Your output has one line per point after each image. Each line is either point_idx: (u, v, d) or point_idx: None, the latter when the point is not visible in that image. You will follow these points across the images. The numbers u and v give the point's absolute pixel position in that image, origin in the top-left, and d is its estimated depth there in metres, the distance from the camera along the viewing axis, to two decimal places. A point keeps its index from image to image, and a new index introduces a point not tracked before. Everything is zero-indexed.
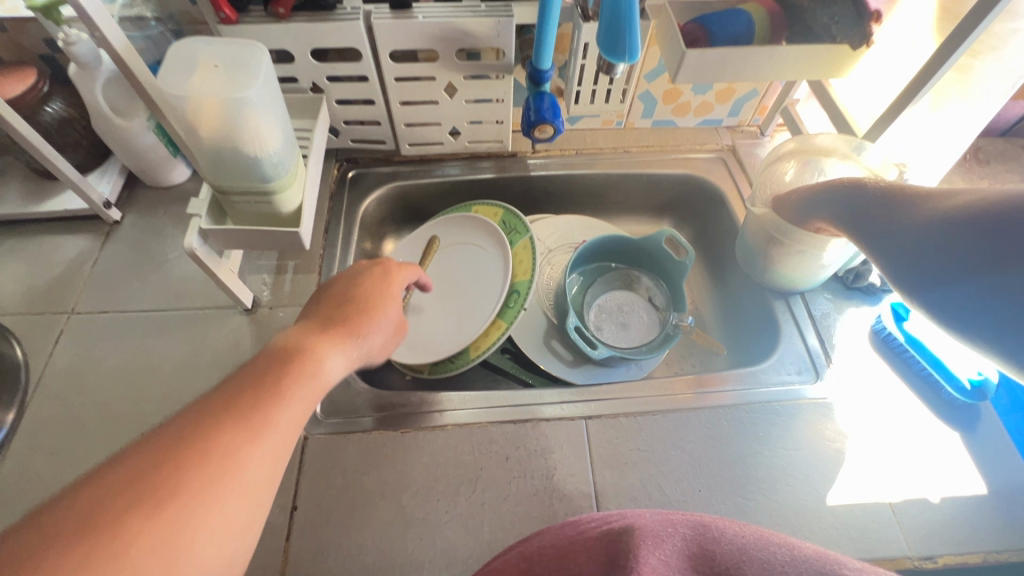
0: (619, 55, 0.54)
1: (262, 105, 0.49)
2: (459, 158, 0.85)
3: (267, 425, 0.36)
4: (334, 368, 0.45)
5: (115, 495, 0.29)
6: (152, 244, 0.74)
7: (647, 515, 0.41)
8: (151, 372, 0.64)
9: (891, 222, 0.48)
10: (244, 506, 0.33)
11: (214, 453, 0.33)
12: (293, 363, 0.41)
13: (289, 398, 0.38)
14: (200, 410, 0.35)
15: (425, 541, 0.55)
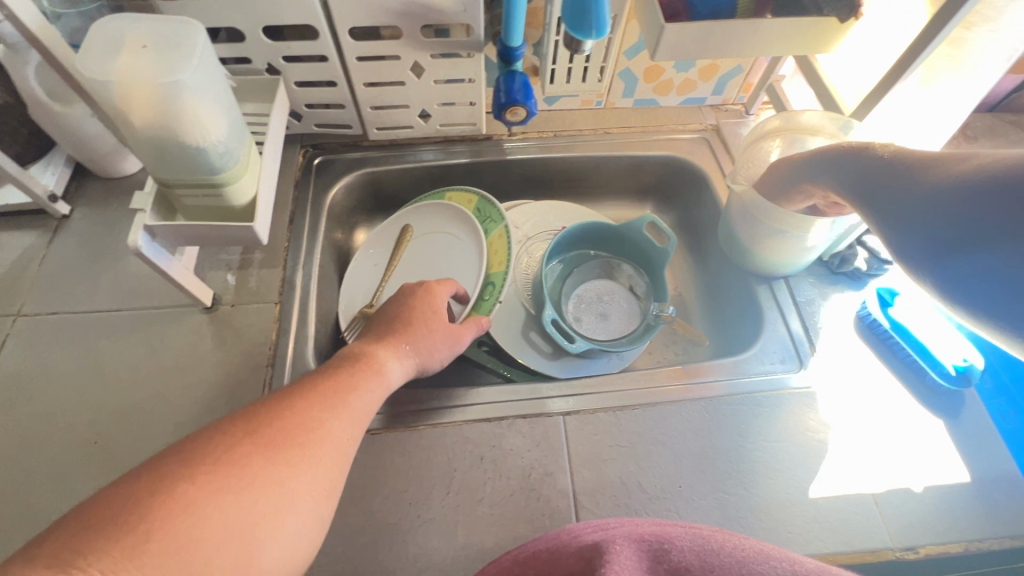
0: (585, 31, 0.51)
1: (200, 88, 0.45)
2: (432, 142, 0.81)
3: (346, 411, 0.45)
4: (396, 374, 0.52)
5: (240, 441, 0.37)
6: (104, 240, 0.69)
7: (645, 525, 0.41)
8: (106, 377, 0.61)
9: (899, 191, 0.45)
10: (325, 478, 0.40)
11: (310, 424, 0.41)
12: (358, 368, 0.49)
13: (359, 393, 0.47)
14: (297, 394, 0.43)
15: (397, 547, 0.53)
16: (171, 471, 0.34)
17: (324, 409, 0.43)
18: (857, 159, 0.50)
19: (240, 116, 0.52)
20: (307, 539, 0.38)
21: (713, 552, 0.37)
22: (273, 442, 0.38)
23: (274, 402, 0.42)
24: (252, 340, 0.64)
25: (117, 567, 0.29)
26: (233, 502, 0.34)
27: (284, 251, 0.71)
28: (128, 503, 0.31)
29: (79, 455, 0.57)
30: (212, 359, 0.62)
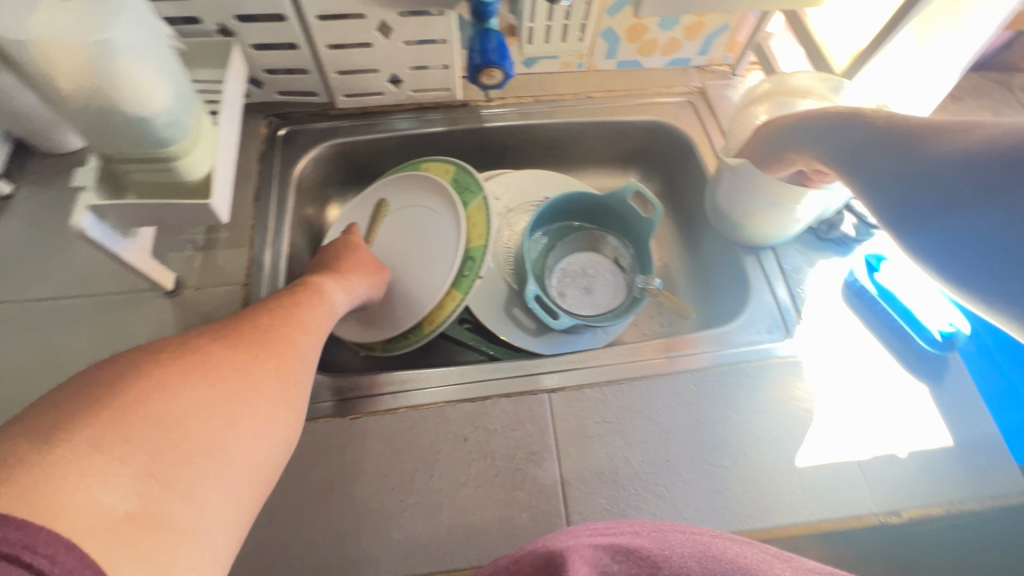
0: None
1: (136, 49, 0.41)
2: (405, 110, 0.77)
3: (298, 326, 0.49)
4: (342, 298, 0.58)
5: (201, 344, 0.40)
6: (52, 222, 0.64)
7: (647, 538, 0.39)
8: (63, 369, 0.57)
9: (879, 155, 0.43)
10: (290, 377, 0.44)
11: (263, 329, 0.46)
12: (303, 293, 0.54)
13: (311, 314, 0.52)
14: (250, 316, 0.47)
15: (380, 533, 0.51)
16: (134, 361, 0.36)
17: (278, 325, 0.47)
18: (822, 120, 0.49)
19: (189, 85, 0.48)
20: (281, 427, 0.41)
21: (714, 558, 0.35)
22: (233, 346, 0.42)
23: (227, 322, 0.45)
24: (219, 325, 0.60)
25: (100, 440, 0.30)
26: (202, 388, 0.37)
27: (251, 229, 0.66)
28: (97, 393, 0.33)
29: None
30: None
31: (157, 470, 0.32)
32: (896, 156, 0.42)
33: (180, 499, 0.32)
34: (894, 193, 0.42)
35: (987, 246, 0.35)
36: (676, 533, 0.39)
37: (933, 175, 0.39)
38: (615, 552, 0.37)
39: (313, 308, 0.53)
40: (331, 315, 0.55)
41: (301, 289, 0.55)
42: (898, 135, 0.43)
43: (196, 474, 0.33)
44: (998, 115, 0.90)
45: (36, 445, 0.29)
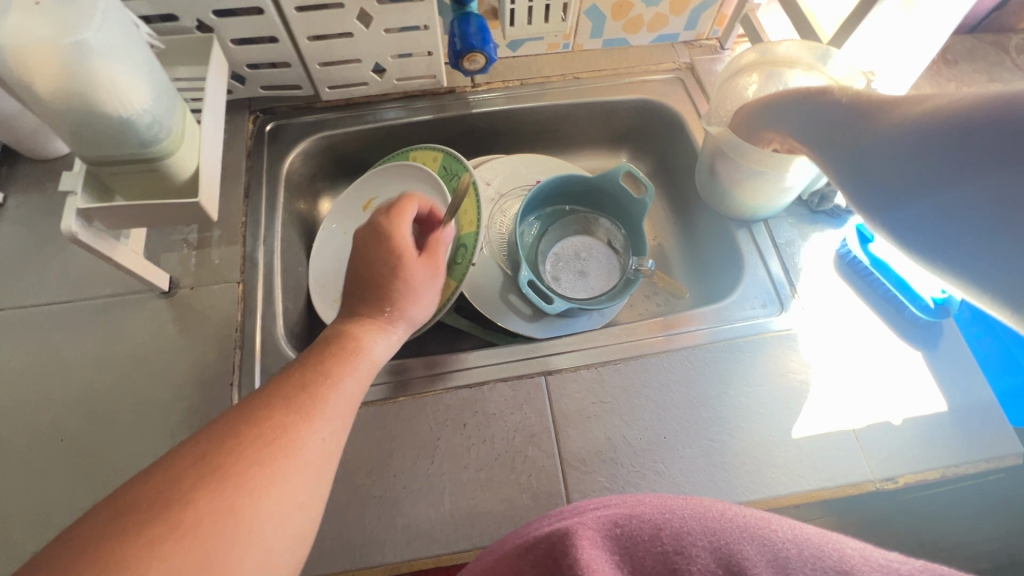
0: None
1: (111, 50, 0.40)
2: (391, 99, 0.76)
3: (320, 412, 0.43)
4: (380, 348, 0.51)
5: (192, 468, 0.35)
6: (44, 227, 0.64)
7: (649, 499, 0.40)
8: (65, 374, 0.58)
9: (846, 141, 0.44)
10: (301, 493, 0.39)
11: (272, 429, 0.40)
12: (338, 353, 0.48)
13: (339, 389, 0.45)
14: (263, 406, 0.41)
15: (384, 519, 0.52)
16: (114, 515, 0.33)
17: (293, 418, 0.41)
18: (814, 110, 0.48)
19: (168, 81, 0.47)
20: (293, 550, 0.37)
21: (714, 518, 0.38)
22: (227, 467, 0.36)
23: (233, 418, 0.40)
24: (216, 322, 0.61)
25: None
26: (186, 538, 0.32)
27: (243, 225, 0.67)
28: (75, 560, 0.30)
29: (46, 455, 0.55)
30: (175, 346, 0.59)
31: None
32: (861, 142, 0.42)
33: None
34: (859, 170, 0.42)
35: (938, 226, 0.37)
36: (676, 495, 0.41)
37: (892, 157, 0.39)
38: (621, 515, 0.39)
39: (343, 374, 0.46)
40: (366, 374, 0.49)
41: (332, 346, 0.49)
42: (863, 118, 0.43)
43: None
44: (992, 78, 0.89)
45: None
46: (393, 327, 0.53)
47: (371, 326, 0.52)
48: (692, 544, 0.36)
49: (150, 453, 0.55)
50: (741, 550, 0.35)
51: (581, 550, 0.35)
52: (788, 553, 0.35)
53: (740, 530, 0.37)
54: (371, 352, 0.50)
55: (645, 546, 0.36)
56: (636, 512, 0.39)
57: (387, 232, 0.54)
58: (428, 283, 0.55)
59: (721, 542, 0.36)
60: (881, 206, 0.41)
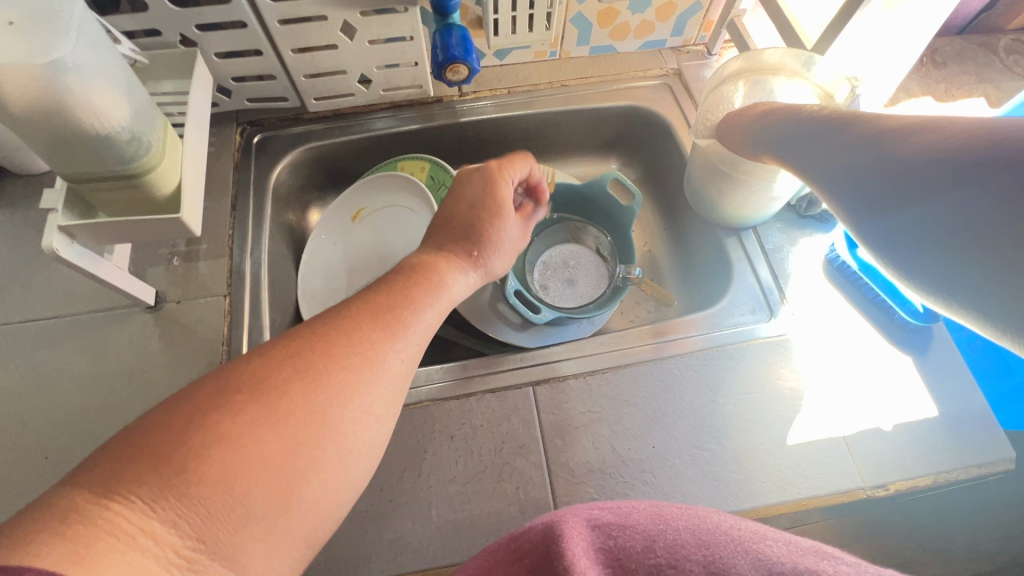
0: None
1: (87, 69, 0.40)
2: (379, 109, 0.76)
3: (403, 332, 0.42)
4: (460, 289, 0.50)
5: (277, 363, 0.36)
6: (30, 243, 0.64)
7: (643, 507, 0.42)
8: (50, 389, 0.58)
9: (826, 156, 0.42)
10: (375, 406, 0.38)
11: (356, 342, 0.39)
12: (423, 280, 0.47)
13: (419, 313, 0.44)
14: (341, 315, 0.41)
15: (371, 533, 0.52)
16: (206, 396, 0.33)
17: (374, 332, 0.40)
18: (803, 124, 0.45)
19: (148, 97, 0.47)
20: (358, 467, 0.37)
21: (707, 531, 0.38)
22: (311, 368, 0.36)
23: (325, 320, 0.40)
24: (202, 335, 0.61)
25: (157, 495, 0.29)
26: (269, 434, 0.33)
27: (230, 238, 0.66)
28: (168, 429, 0.31)
29: (31, 472, 0.54)
30: (162, 360, 0.59)
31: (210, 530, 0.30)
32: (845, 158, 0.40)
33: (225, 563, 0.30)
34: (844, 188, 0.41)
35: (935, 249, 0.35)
36: (669, 505, 0.42)
37: (877, 175, 0.38)
38: (615, 525, 0.39)
39: (433, 302, 0.46)
40: (445, 307, 0.47)
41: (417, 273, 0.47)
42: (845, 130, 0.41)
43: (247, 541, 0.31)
44: (981, 79, 0.89)
45: (92, 500, 0.27)
46: (483, 273, 0.53)
47: (464, 257, 0.51)
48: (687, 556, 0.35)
49: None
50: (735, 564, 0.34)
51: (571, 556, 0.34)
52: (783, 567, 0.33)
53: (733, 542, 0.36)
54: (456, 292, 0.49)
55: (638, 557, 0.35)
56: (629, 521, 0.39)
57: (489, 177, 0.54)
58: (514, 235, 0.55)
59: (715, 556, 0.35)
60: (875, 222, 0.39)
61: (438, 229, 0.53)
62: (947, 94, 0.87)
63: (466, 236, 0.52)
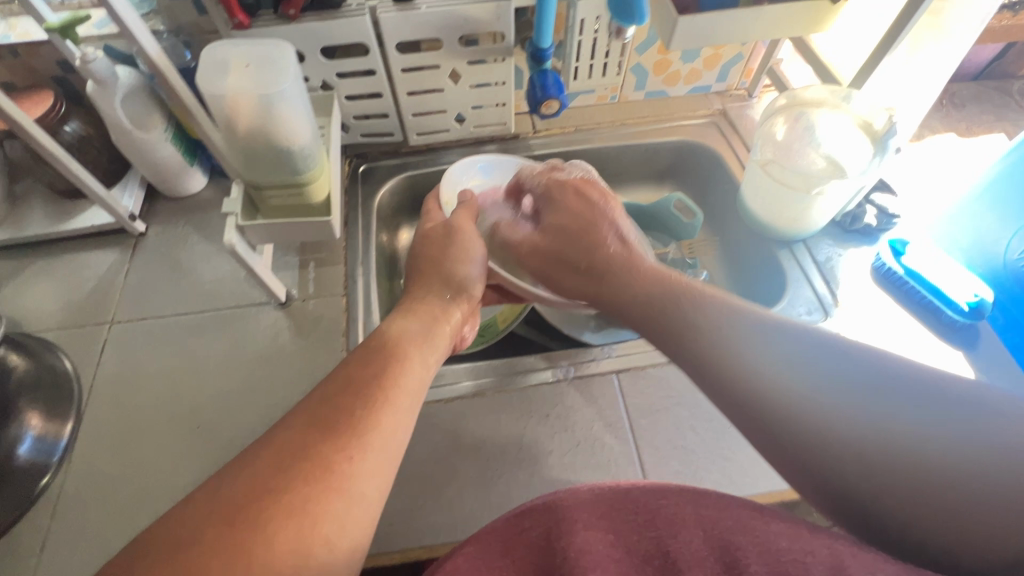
0: (630, 19, 0.62)
1: (293, 99, 0.52)
2: (463, 144, 0.88)
3: (393, 392, 0.46)
4: (418, 350, 0.52)
5: (296, 426, 0.41)
6: (180, 252, 0.76)
7: (643, 484, 0.45)
8: (199, 370, 0.67)
9: (783, 331, 0.44)
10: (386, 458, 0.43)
11: (357, 411, 0.43)
12: (384, 353, 0.50)
13: (398, 395, 0.46)
14: (296, 424, 0.41)
15: (480, 497, 0.58)
16: (228, 474, 0.38)
17: (341, 445, 0.40)
18: (739, 331, 0.46)
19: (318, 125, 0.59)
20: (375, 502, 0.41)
21: (707, 506, 0.42)
22: (254, 554, 0.34)
23: (325, 394, 0.44)
24: (325, 328, 0.70)
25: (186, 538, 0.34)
26: (265, 464, 0.39)
27: (344, 249, 0.77)
28: (207, 502, 0.36)
29: (185, 439, 0.63)
30: (291, 348, 0.68)
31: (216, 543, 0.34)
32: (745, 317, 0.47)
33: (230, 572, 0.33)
34: (828, 372, 0.41)
35: (905, 472, 0.37)
36: (670, 482, 0.45)
37: (860, 374, 0.40)
38: (616, 498, 0.44)
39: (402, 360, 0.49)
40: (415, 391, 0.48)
41: (381, 363, 0.48)
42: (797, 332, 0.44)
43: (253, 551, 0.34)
44: (999, 117, 0.98)
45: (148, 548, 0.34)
46: (438, 348, 0.56)
47: (423, 327, 0.56)
48: (687, 540, 0.40)
49: None
50: (736, 540, 0.39)
51: (573, 533, 0.41)
52: (781, 547, 0.39)
53: (736, 524, 0.40)
54: (426, 356, 0.53)
55: (640, 531, 0.42)
56: (630, 497, 0.44)
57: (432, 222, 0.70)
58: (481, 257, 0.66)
59: (717, 532, 0.40)
60: (847, 402, 0.40)
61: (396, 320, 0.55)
62: (969, 130, 0.97)
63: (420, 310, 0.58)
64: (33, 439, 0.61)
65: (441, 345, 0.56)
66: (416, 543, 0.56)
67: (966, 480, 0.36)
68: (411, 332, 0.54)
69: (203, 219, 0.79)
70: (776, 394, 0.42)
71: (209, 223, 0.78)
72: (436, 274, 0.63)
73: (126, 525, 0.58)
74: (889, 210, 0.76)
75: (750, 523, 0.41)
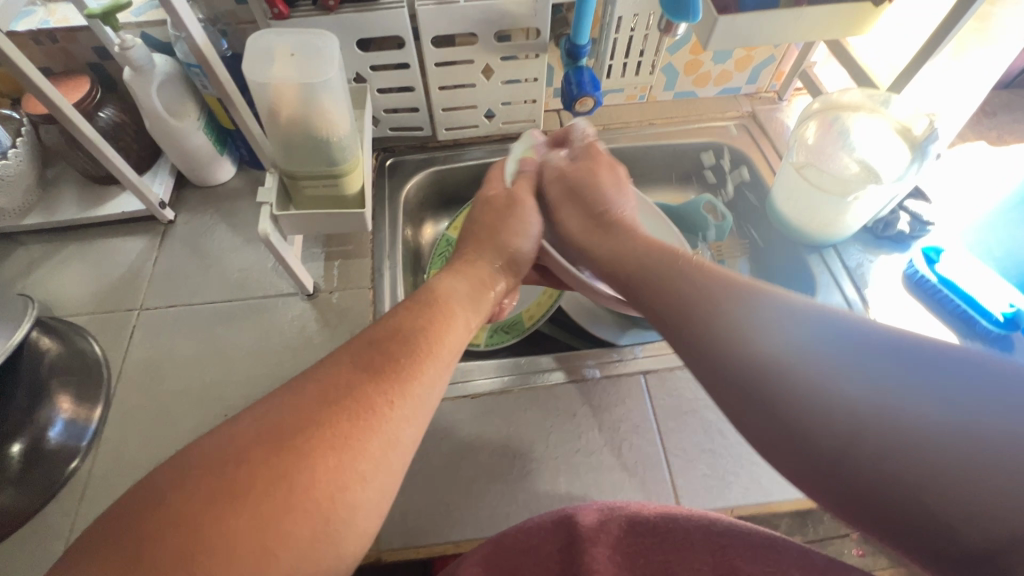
0: (682, 13, 0.60)
1: (335, 89, 0.52)
2: (492, 140, 0.88)
3: (437, 345, 0.45)
4: (465, 307, 0.52)
5: (342, 367, 0.41)
6: (208, 241, 0.76)
7: (655, 506, 0.49)
8: (227, 359, 0.67)
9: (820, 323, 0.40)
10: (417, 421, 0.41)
11: (397, 360, 0.42)
12: (429, 304, 0.49)
13: (443, 351, 0.46)
14: (345, 363, 0.41)
15: (507, 494, 0.58)
16: (269, 406, 0.38)
17: (386, 392, 0.40)
18: (754, 314, 0.42)
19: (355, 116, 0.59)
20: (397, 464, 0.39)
21: (717, 531, 0.45)
22: (294, 484, 0.34)
23: (371, 334, 0.45)
24: (352, 320, 0.70)
25: (216, 471, 0.34)
26: (304, 401, 0.38)
27: (371, 242, 0.77)
28: (246, 432, 0.36)
29: (213, 427, 0.63)
30: (318, 339, 0.69)
31: (241, 482, 0.33)
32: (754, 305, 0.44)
33: (251, 515, 0.32)
34: (853, 350, 0.37)
35: (911, 463, 0.33)
36: (683, 505, 0.49)
37: (876, 344, 0.37)
38: (633, 519, 0.48)
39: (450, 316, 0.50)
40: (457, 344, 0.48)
41: (430, 313, 0.48)
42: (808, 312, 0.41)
43: (280, 500, 0.33)
44: None
45: (175, 478, 0.34)
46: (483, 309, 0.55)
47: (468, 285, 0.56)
48: (696, 566, 0.43)
49: None
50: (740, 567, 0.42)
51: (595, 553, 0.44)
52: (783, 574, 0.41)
53: (744, 548, 0.43)
54: (472, 316, 0.53)
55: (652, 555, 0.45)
56: (645, 519, 0.47)
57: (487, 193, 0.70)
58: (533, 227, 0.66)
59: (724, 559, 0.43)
60: (854, 382, 0.36)
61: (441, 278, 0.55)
62: (1000, 139, 0.96)
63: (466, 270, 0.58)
64: (63, 422, 0.61)
65: (489, 302, 0.57)
66: (442, 538, 0.56)
67: (978, 465, 0.31)
68: (458, 288, 0.54)
69: (232, 209, 0.79)
70: (778, 375, 0.39)
71: (237, 213, 0.79)
72: (490, 244, 0.62)
73: None
74: (923, 217, 0.75)
75: (757, 547, 0.43)
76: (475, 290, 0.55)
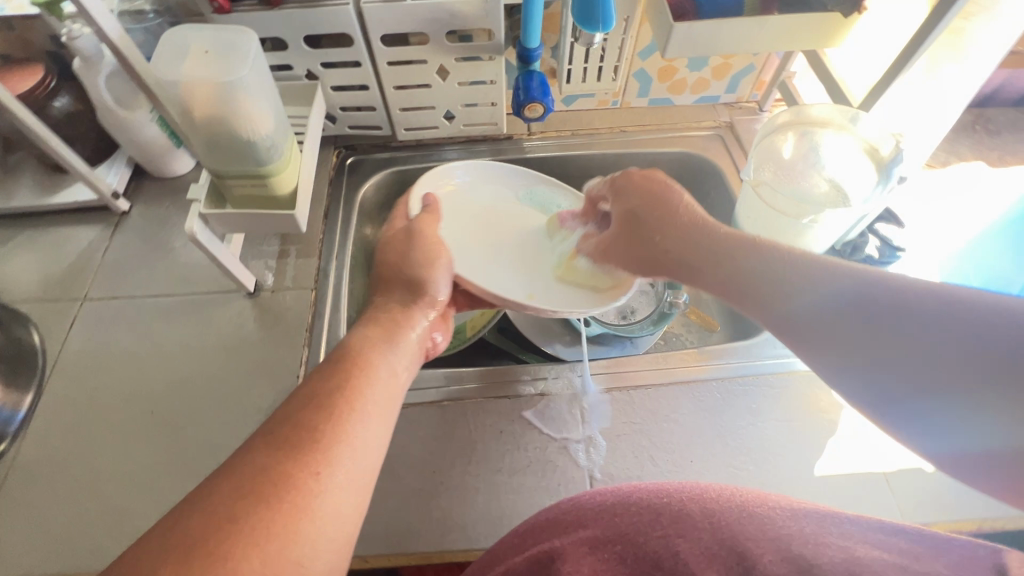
0: (592, 24, 0.59)
1: (252, 87, 0.51)
2: (456, 141, 0.86)
3: (359, 406, 0.45)
4: (392, 359, 0.52)
5: (259, 453, 0.39)
6: (159, 233, 0.76)
7: (646, 487, 0.46)
8: (162, 354, 0.67)
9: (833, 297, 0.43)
10: (355, 475, 0.41)
11: (318, 426, 0.42)
12: (350, 366, 0.49)
13: (366, 406, 0.46)
14: (260, 448, 0.40)
15: (421, 510, 0.56)
16: (181, 508, 0.36)
17: (309, 463, 0.39)
18: (766, 270, 0.48)
19: (285, 114, 0.57)
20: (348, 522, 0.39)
21: (711, 500, 0.42)
22: None
23: (281, 413, 0.43)
24: (290, 321, 0.69)
25: None
26: (222, 495, 0.36)
27: (320, 243, 0.76)
28: (156, 546, 0.33)
29: (139, 422, 0.63)
30: (254, 339, 0.68)
31: None
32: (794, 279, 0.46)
33: None
34: (855, 314, 0.42)
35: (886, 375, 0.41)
36: (672, 480, 0.46)
37: (870, 298, 0.42)
38: (618, 505, 0.44)
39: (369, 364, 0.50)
40: (387, 394, 0.49)
41: (346, 372, 0.48)
42: (843, 272, 0.44)
43: None
44: None
45: None
46: (406, 358, 0.55)
47: (387, 334, 0.55)
48: (697, 537, 0.39)
49: (222, 429, 0.62)
50: (744, 535, 0.38)
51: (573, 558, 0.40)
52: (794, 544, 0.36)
53: (740, 513, 0.40)
54: (394, 365, 0.52)
55: (644, 530, 0.41)
56: (634, 500, 0.44)
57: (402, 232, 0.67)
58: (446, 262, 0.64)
59: (723, 526, 0.39)
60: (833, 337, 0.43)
61: (355, 332, 0.55)
62: (1001, 160, 0.90)
63: (387, 322, 0.57)
64: None
65: (411, 348, 0.56)
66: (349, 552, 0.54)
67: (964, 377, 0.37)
68: (373, 341, 0.53)
69: (187, 201, 0.79)
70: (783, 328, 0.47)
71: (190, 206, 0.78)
72: (399, 280, 0.62)
73: (70, 503, 0.58)
74: (894, 242, 0.70)
75: (754, 514, 0.40)
76: (387, 334, 0.55)
